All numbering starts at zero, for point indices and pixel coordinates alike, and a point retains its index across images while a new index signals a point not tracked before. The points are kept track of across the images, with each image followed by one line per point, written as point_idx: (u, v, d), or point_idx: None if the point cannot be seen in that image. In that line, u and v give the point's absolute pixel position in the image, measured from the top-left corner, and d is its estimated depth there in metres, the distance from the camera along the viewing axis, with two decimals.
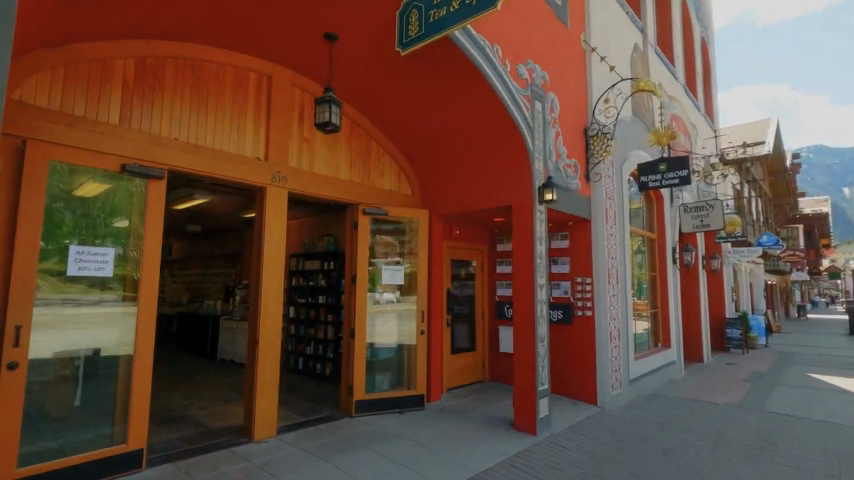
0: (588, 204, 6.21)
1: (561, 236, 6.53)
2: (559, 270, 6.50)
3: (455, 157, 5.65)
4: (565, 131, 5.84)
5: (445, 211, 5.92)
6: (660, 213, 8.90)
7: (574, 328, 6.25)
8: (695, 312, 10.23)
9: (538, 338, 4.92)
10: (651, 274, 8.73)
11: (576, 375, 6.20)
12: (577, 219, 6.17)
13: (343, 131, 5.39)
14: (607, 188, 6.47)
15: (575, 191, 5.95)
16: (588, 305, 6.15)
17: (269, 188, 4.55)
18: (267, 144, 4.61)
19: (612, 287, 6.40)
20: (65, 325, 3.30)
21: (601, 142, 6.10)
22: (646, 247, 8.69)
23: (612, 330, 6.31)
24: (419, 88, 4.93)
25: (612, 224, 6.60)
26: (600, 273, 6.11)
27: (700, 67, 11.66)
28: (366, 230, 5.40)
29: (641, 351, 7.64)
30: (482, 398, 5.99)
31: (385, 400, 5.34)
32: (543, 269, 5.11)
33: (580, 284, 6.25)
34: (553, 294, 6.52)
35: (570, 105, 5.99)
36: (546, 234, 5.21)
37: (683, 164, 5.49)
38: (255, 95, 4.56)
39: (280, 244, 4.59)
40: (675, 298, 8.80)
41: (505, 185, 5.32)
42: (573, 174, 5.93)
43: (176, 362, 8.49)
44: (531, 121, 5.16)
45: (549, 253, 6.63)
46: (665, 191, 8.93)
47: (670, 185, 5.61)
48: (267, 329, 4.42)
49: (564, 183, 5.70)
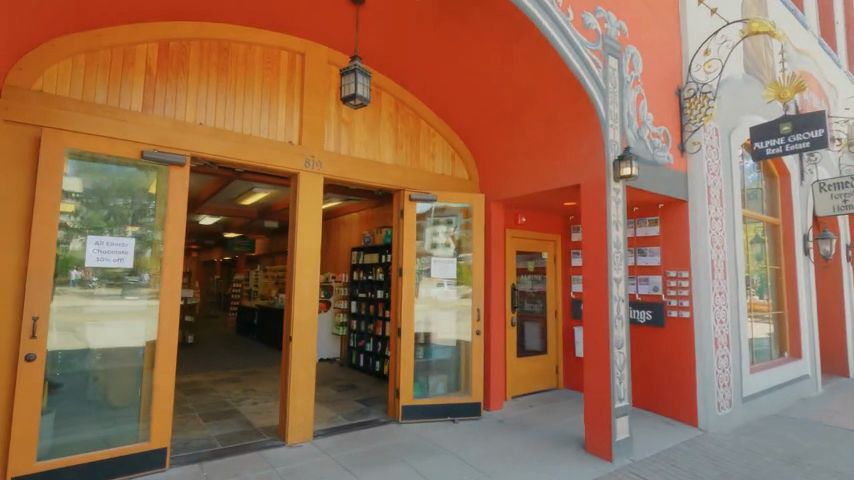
0: (684, 182, 5.09)
1: (649, 222, 5.45)
2: (648, 262, 5.44)
3: (514, 132, 4.92)
4: (650, 93, 4.81)
5: (503, 195, 5.22)
6: (785, 194, 7.27)
7: (667, 332, 5.18)
8: (838, 315, 8.26)
9: (613, 343, 4.05)
10: (773, 268, 7.15)
11: (671, 389, 5.14)
12: (669, 200, 5.09)
13: (388, 111, 4.94)
14: (710, 161, 5.26)
15: (665, 166, 4.89)
16: (684, 304, 5.05)
17: (302, 174, 4.23)
18: (301, 126, 4.29)
19: (718, 283, 5.21)
20: (89, 315, 3.25)
21: (701, 104, 4.95)
22: (766, 235, 7.12)
23: (719, 336, 5.11)
24: (466, 50, 4.32)
25: (718, 207, 5.38)
26: (700, 266, 4.99)
27: (840, 13, 9.45)
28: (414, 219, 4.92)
29: (760, 362, 6.22)
30: (553, 410, 5.19)
31: (436, 407, 4.80)
32: (620, 259, 4.22)
33: (673, 279, 5.17)
34: (641, 291, 5.50)
35: (658, 62, 4.94)
36: (623, 217, 4.30)
37: (815, 121, 4.16)
38: (287, 75, 4.27)
39: (316, 235, 4.26)
40: (807, 298, 7.11)
41: (571, 161, 4.49)
42: (662, 146, 4.87)
43: (252, 353, 8.78)
44: (604, 81, 4.27)
45: (635, 243, 5.59)
46: (792, 165, 7.25)
47: (797, 150, 4.29)
48: (301, 324, 4.11)
49: (649, 157, 4.69)
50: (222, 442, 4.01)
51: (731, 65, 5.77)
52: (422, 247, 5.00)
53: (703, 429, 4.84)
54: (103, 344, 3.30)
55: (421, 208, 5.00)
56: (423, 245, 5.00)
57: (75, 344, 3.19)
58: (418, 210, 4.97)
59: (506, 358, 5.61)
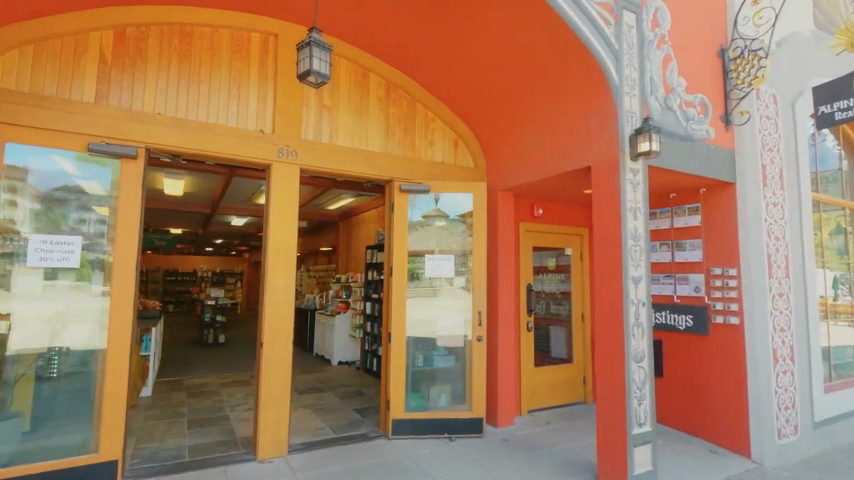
0: (729, 160, 4.22)
1: (689, 210, 4.58)
2: (687, 258, 4.56)
3: (517, 109, 4.29)
4: (682, 55, 4.00)
5: (509, 183, 4.60)
6: None
7: (713, 341, 4.31)
8: None
9: (630, 356, 3.33)
10: None
11: (716, 410, 4.27)
12: (710, 182, 4.23)
13: (376, 94, 4.50)
14: (764, 134, 4.32)
15: (704, 142, 4.05)
16: (732, 308, 4.17)
17: (274, 164, 3.89)
18: (274, 113, 3.95)
19: (777, 282, 4.26)
20: (73, 315, 3.20)
21: (749, 65, 4.05)
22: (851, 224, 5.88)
23: (779, 348, 4.17)
24: (451, 20, 3.76)
25: (778, 190, 4.40)
26: (751, 262, 4.10)
27: None
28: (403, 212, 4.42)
29: (841, 379, 5.09)
30: (570, 429, 4.50)
31: (431, 422, 4.28)
32: (639, 254, 3.48)
33: (719, 278, 4.29)
34: (680, 293, 4.63)
35: (694, 17, 4.11)
36: (645, 204, 3.55)
37: None
38: (258, 59, 3.95)
39: (290, 231, 3.91)
40: None
41: (581, 138, 3.80)
42: (699, 118, 4.03)
43: None
44: (616, 41, 3.56)
45: (672, 235, 4.74)
46: None
47: None
48: (273, 328, 3.77)
49: (681, 130, 3.88)
50: (191, 453, 3.76)
51: (795, 16, 4.74)
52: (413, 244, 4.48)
53: (758, 462, 3.95)
54: (89, 347, 3.21)
55: (412, 199, 4.48)
56: (415, 242, 4.48)
57: (41, 343, 3.13)
58: (409, 202, 4.46)
59: (520, 368, 4.96)
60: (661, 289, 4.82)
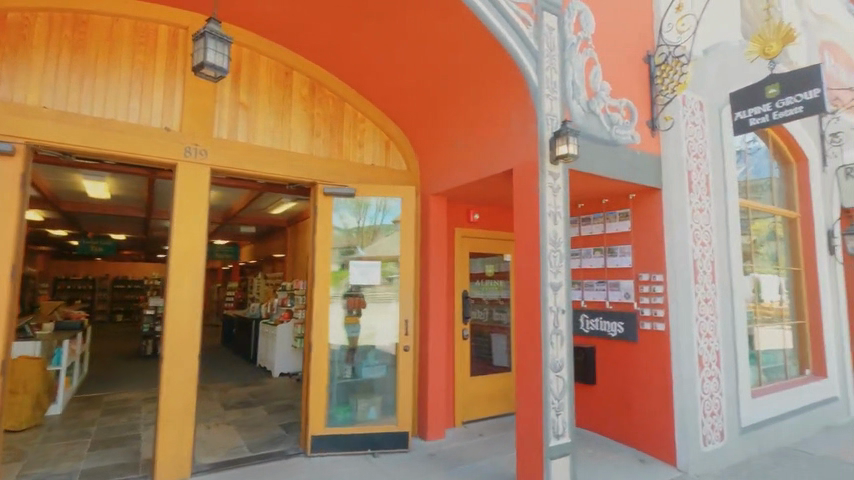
0: (655, 166, 4.21)
1: (620, 216, 4.55)
2: (618, 264, 4.53)
3: (444, 112, 4.18)
4: (607, 59, 3.96)
5: (439, 187, 4.47)
6: (803, 181, 6.13)
7: (642, 347, 4.28)
8: None
9: (548, 365, 3.22)
10: (791, 270, 6.03)
11: (645, 418, 4.22)
12: (638, 187, 4.21)
13: (300, 93, 4.30)
14: (690, 140, 4.35)
15: (629, 147, 4.02)
16: (659, 315, 4.16)
17: (181, 165, 3.64)
18: (182, 111, 3.70)
19: (703, 288, 4.26)
20: None
21: (673, 71, 4.07)
22: (781, 231, 6.02)
23: (704, 354, 4.16)
24: (368, 20, 3.61)
25: (704, 195, 4.43)
26: (676, 267, 4.10)
27: None
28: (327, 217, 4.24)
29: (769, 383, 5.17)
30: (501, 441, 4.38)
31: (354, 437, 4.08)
32: (558, 260, 3.38)
33: (647, 284, 4.27)
34: (611, 299, 4.58)
35: (620, 22, 4.09)
36: (565, 208, 3.47)
37: (809, 77, 3.19)
38: (165, 52, 3.70)
39: (198, 234, 3.65)
40: (832, 305, 5.96)
41: (504, 141, 3.70)
42: (624, 122, 4.00)
43: (216, 366, 8.25)
44: (536, 42, 3.49)
45: (604, 241, 4.69)
46: (812, 147, 6.13)
47: (786, 118, 3.30)
48: (174, 339, 3.49)
49: (605, 134, 3.84)
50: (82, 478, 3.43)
51: (720, 26, 4.82)
52: (339, 246, 4.30)
53: (682, 470, 3.91)
54: None
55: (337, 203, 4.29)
56: (342, 244, 4.31)
57: None
58: (333, 205, 4.27)
59: (454, 377, 4.81)
60: (593, 296, 4.76)
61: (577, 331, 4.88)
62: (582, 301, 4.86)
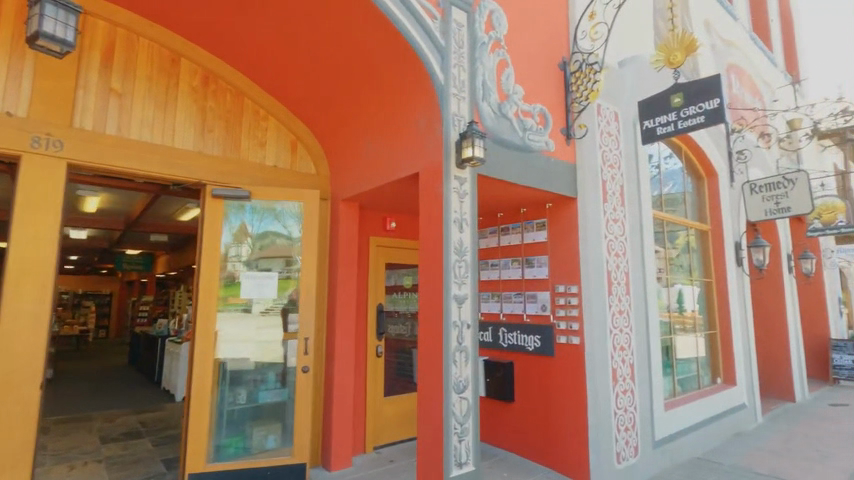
0: (570, 175, 4.11)
1: (538, 226, 4.42)
2: (535, 275, 4.39)
3: (353, 111, 3.87)
4: (520, 62, 3.82)
5: (349, 192, 4.13)
6: (713, 196, 6.38)
7: (557, 362, 4.13)
8: (781, 330, 7.45)
9: (450, 386, 2.93)
10: (703, 280, 6.22)
11: (560, 436, 4.06)
12: (554, 196, 4.09)
13: (190, 83, 3.80)
14: (604, 150, 4.32)
15: (542, 153, 3.89)
16: (574, 328, 4.02)
17: (27, 158, 3.04)
18: (33, 94, 3.10)
19: (617, 300, 4.19)
20: None
21: (586, 78, 4.00)
22: (694, 242, 6.21)
23: (618, 367, 4.07)
24: (257, 4, 3.24)
25: (619, 206, 4.39)
26: (590, 279, 3.99)
27: (775, 14, 8.96)
28: (261, 225, 4.01)
29: (683, 395, 5.22)
30: (412, 467, 4.05)
31: (242, 472, 3.61)
32: (464, 270, 3.13)
33: (562, 295, 4.14)
34: (529, 311, 4.42)
35: (534, 26, 3.98)
36: (473, 215, 3.24)
37: (709, 87, 3.18)
38: (11, 22, 3.08)
39: (45, 243, 3.06)
40: (740, 314, 6.19)
41: (411, 142, 3.43)
42: (537, 128, 3.87)
43: (112, 391, 7.33)
44: (443, 38, 3.28)
45: (522, 251, 4.53)
46: (721, 163, 6.41)
47: (689, 128, 3.28)
48: (7, 368, 2.87)
49: (517, 139, 3.69)
50: None
51: (633, 40, 4.91)
52: (274, 255, 4.04)
53: None
54: None
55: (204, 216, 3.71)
56: (254, 253, 3.95)
57: None
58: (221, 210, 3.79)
59: (366, 398, 4.44)
60: (512, 308, 4.58)
61: (497, 345, 4.68)
62: (501, 313, 4.68)
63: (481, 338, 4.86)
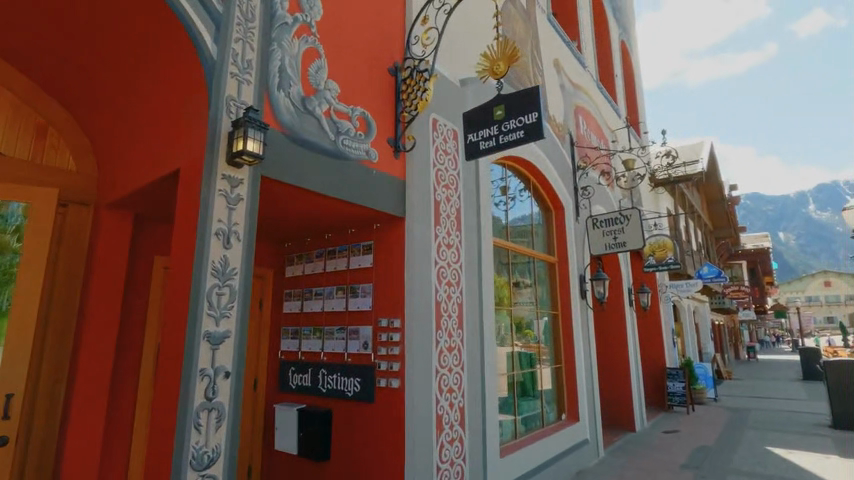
0: (397, 192, 3.62)
1: (365, 249, 3.84)
2: (358, 306, 3.76)
3: (117, 90, 2.99)
4: (338, 56, 3.29)
5: (113, 195, 3.18)
6: (561, 228, 6.48)
7: (377, 410, 3.49)
8: (623, 361, 7.78)
9: (184, 463, 2.11)
10: (551, 313, 6.15)
11: None
12: (378, 214, 3.55)
13: None
14: (437, 168, 3.95)
15: (361, 163, 3.35)
16: (394, 369, 3.44)
17: None
18: None
19: (447, 335, 3.74)
20: None
21: (416, 86, 3.63)
22: (543, 274, 6.16)
23: (444, 413, 3.58)
24: None
25: (453, 230, 4.01)
26: (414, 311, 3.48)
27: (619, 71, 9.95)
28: None
29: (524, 437, 4.94)
30: None
31: None
32: (227, 300, 2.36)
33: (384, 331, 3.55)
34: (349, 350, 3.74)
35: (361, 21, 3.51)
36: (248, 228, 2.52)
37: (528, 99, 2.92)
38: None
39: None
40: (584, 347, 6.23)
41: (178, 134, 2.64)
42: (356, 134, 3.32)
43: None
44: (221, 5, 2.59)
45: (347, 279, 3.90)
46: (568, 197, 6.56)
47: (509, 143, 2.99)
48: None
49: (327, 142, 3.10)
50: None
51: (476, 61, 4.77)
52: None
53: None
54: None
55: None
56: None
57: None
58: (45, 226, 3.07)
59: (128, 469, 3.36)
60: (333, 346, 3.87)
61: (315, 390, 3.92)
62: (322, 353, 3.95)
63: (299, 382, 4.06)
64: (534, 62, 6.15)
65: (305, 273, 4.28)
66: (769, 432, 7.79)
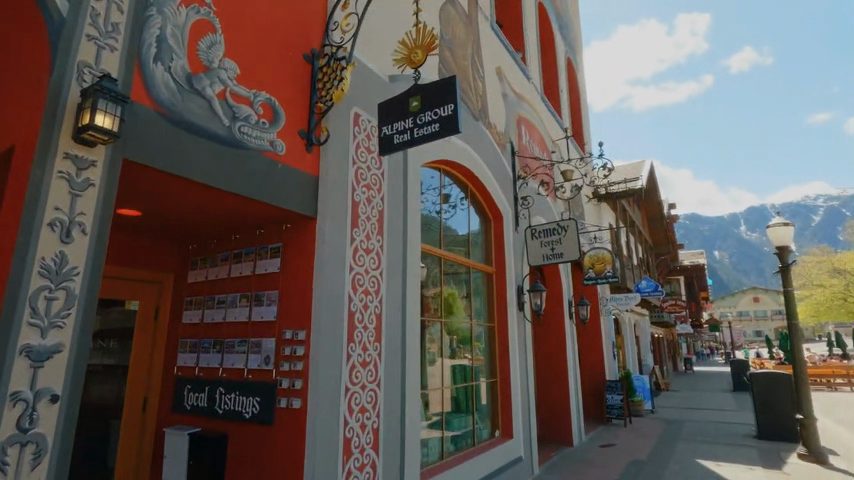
0: (308, 190, 3.26)
1: (272, 252, 3.45)
2: (262, 316, 3.35)
3: None
4: (240, 32, 2.92)
5: None
6: (499, 238, 6.32)
7: (275, 435, 3.09)
8: (562, 374, 7.69)
9: None
10: (487, 326, 5.93)
11: None
12: (285, 213, 3.19)
13: None
14: (356, 166, 3.63)
15: (264, 154, 2.97)
16: (296, 388, 3.06)
17: None
18: None
19: (361, 349, 3.40)
20: None
21: (332, 74, 3.31)
22: (480, 284, 5.95)
23: (353, 436, 3.22)
24: None
25: (373, 234, 3.70)
26: (321, 322, 3.10)
27: (564, 85, 10.10)
28: None
29: (451, 457, 4.64)
30: None
31: None
32: (59, 307, 1.93)
33: (288, 344, 3.16)
34: (250, 366, 3.33)
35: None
36: (98, 220, 2.09)
37: (444, 90, 2.68)
38: None
39: None
40: (519, 360, 6.05)
41: (15, 102, 2.20)
42: (257, 122, 2.95)
43: None
44: None
45: (252, 285, 3.49)
46: (507, 206, 6.43)
47: (424, 138, 2.73)
48: None
49: (219, 128, 2.71)
50: None
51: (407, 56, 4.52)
52: None
53: None
54: None
55: None
56: None
57: None
58: None
59: None
60: (232, 361, 3.43)
61: (211, 412, 3.46)
62: (220, 368, 3.50)
63: (194, 402, 3.58)
64: (475, 67, 6.02)
65: (208, 278, 3.82)
66: (700, 444, 7.91)
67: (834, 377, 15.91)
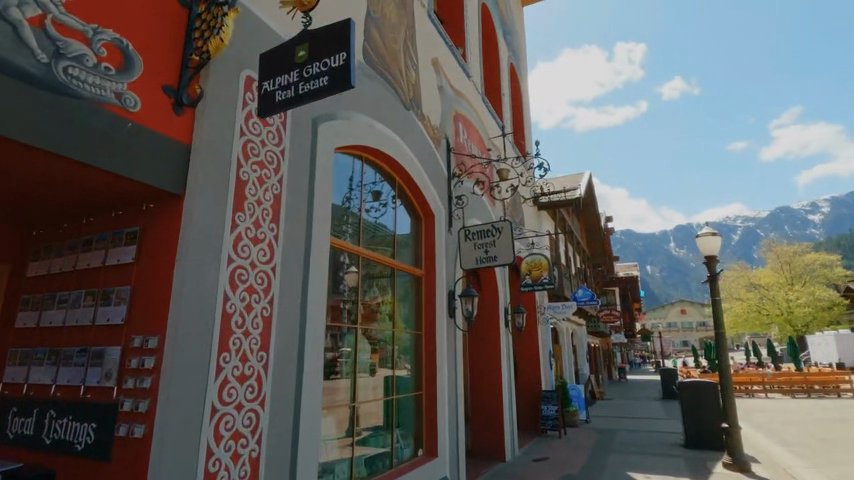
0: (173, 161, 2.61)
1: (127, 238, 2.75)
2: (107, 319, 2.64)
3: None
4: None
5: None
6: (430, 239, 5.85)
7: (111, 473, 2.39)
8: (495, 385, 7.31)
9: None
10: (414, 333, 5.41)
11: None
12: (139, 187, 2.52)
13: None
14: (245, 138, 3.01)
15: (104, 107, 2.29)
16: (141, 410, 2.38)
17: None
18: None
19: (239, 360, 2.76)
20: None
21: (211, 22, 2.70)
22: (408, 288, 5.43)
23: (220, 470, 2.58)
24: None
25: (264, 222, 3.09)
26: (179, 326, 2.45)
27: (506, 89, 9.92)
28: None
29: None
30: None
31: None
32: None
33: (136, 353, 2.48)
34: (88, 383, 2.61)
35: None
36: None
37: (335, 38, 2.18)
38: None
39: None
40: (448, 371, 5.57)
41: None
42: (95, 64, 2.27)
43: None
44: None
45: (101, 281, 2.77)
46: (440, 205, 5.99)
47: (308, 95, 2.22)
48: None
49: (28, 64, 2.03)
50: None
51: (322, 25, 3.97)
52: None
53: None
54: None
55: None
56: None
57: None
58: None
59: None
60: (68, 376, 2.69)
61: (37, 443, 2.68)
62: (53, 386, 2.74)
63: (19, 430, 2.78)
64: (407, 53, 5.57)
65: (51, 272, 3.04)
66: (631, 455, 7.77)
67: (752, 385, 16.75)
